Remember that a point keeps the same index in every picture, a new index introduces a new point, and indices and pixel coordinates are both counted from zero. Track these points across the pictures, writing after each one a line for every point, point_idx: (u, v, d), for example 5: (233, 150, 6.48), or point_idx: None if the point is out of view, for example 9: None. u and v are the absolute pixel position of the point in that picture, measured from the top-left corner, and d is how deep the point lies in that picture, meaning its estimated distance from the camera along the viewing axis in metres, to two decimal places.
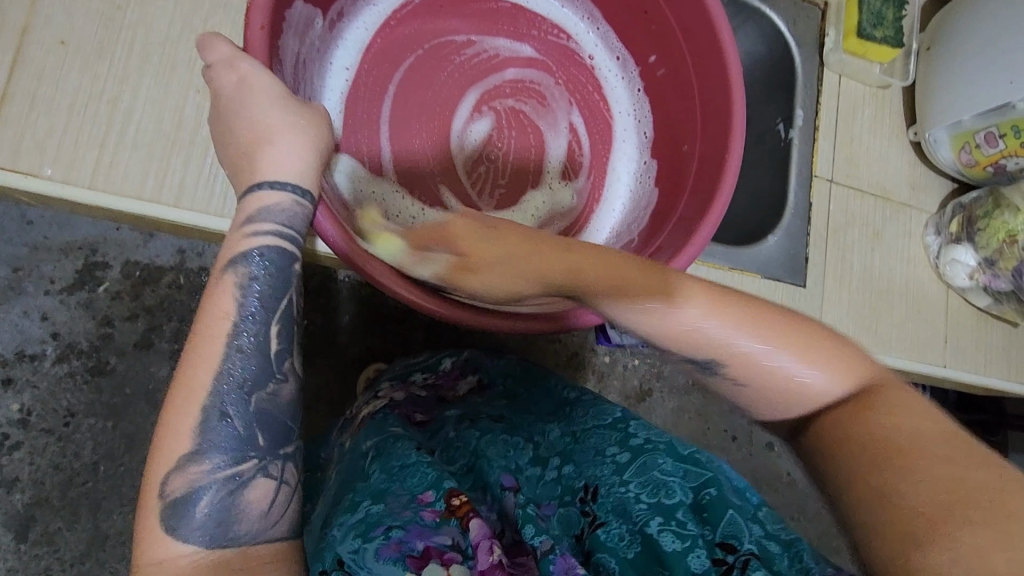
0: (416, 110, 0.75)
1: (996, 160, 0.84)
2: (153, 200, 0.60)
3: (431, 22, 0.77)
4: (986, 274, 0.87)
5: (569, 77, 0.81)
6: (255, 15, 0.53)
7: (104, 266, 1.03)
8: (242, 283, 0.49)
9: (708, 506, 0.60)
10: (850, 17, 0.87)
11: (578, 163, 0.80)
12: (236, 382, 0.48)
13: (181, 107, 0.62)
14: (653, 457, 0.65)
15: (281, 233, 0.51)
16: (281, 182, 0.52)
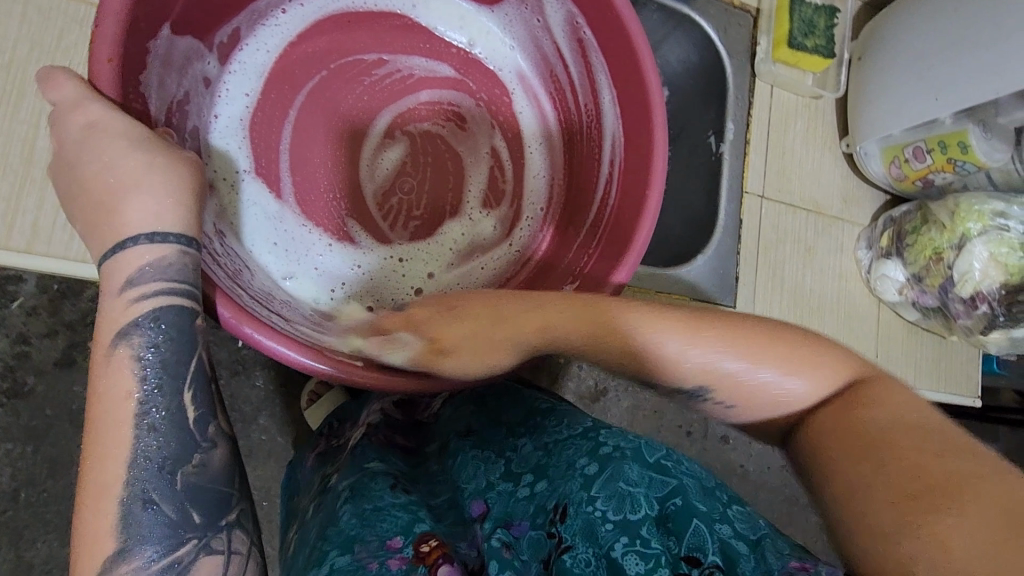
0: (318, 138, 0.64)
1: (924, 175, 0.84)
2: (2, 246, 0.55)
3: (338, 38, 0.66)
4: (915, 290, 0.86)
5: (491, 99, 0.70)
6: (100, 43, 0.43)
7: (16, 277, 0.79)
8: (144, 355, 0.41)
9: (673, 518, 0.45)
10: (780, 27, 0.84)
11: (501, 190, 0.70)
12: (155, 463, 0.40)
13: (31, 138, 0.55)
14: (620, 466, 0.49)
15: (173, 291, 0.42)
16: (162, 233, 0.43)
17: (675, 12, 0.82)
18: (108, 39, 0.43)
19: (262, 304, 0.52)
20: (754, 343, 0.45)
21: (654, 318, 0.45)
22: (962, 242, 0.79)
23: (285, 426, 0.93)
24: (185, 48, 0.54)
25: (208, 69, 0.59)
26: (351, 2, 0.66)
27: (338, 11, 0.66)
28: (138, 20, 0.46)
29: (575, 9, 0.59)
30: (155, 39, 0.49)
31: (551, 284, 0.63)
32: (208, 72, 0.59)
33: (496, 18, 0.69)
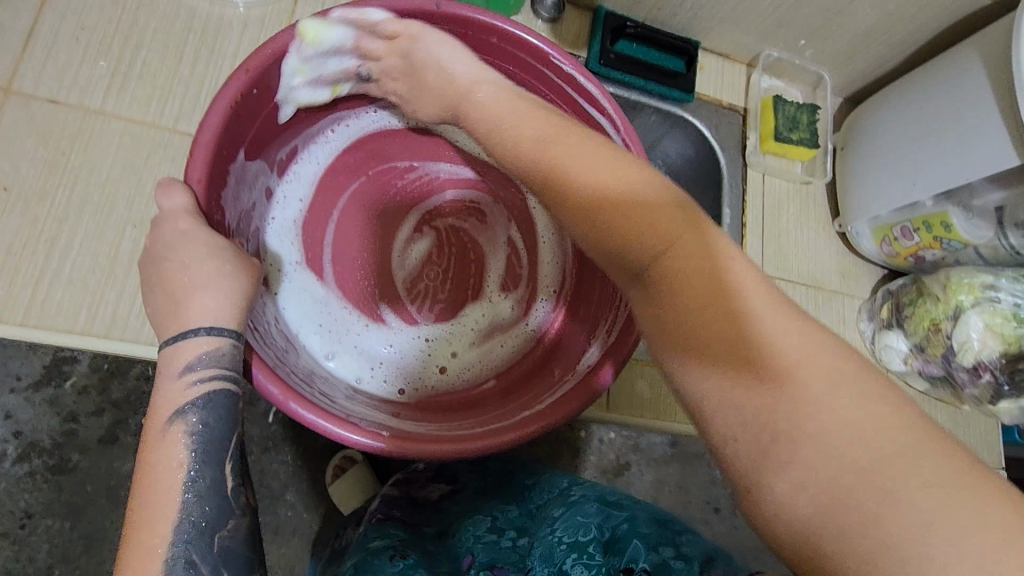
0: (357, 234, 0.74)
1: (915, 251, 0.89)
2: (85, 332, 0.63)
3: (375, 150, 0.76)
4: (919, 359, 0.89)
5: (508, 197, 0.80)
6: (193, 167, 0.54)
7: None
8: (193, 433, 0.46)
9: (619, 539, 0.55)
10: (767, 123, 0.94)
11: (517, 275, 0.78)
12: (197, 529, 0.44)
13: (118, 241, 0.65)
14: (579, 505, 0.61)
15: (226, 378, 0.48)
16: (218, 327, 0.49)
17: (669, 115, 0.93)
18: (198, 165, 0.54)
19: (298, 377, 0.59)
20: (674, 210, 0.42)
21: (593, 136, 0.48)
22: (957, 314, 0.82)
23: (315, 500, 0.97)
24: (254, 168, 0.65)
25: (269, 182, 0.69)
26: (389, 121, 0.76)
27: (378, 129, 0.76)
28: (219, 149, 0.56)
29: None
30: (232, 161, 0.60)
31: (562, 365, 0.68)
32: (270, 185, 0.70)
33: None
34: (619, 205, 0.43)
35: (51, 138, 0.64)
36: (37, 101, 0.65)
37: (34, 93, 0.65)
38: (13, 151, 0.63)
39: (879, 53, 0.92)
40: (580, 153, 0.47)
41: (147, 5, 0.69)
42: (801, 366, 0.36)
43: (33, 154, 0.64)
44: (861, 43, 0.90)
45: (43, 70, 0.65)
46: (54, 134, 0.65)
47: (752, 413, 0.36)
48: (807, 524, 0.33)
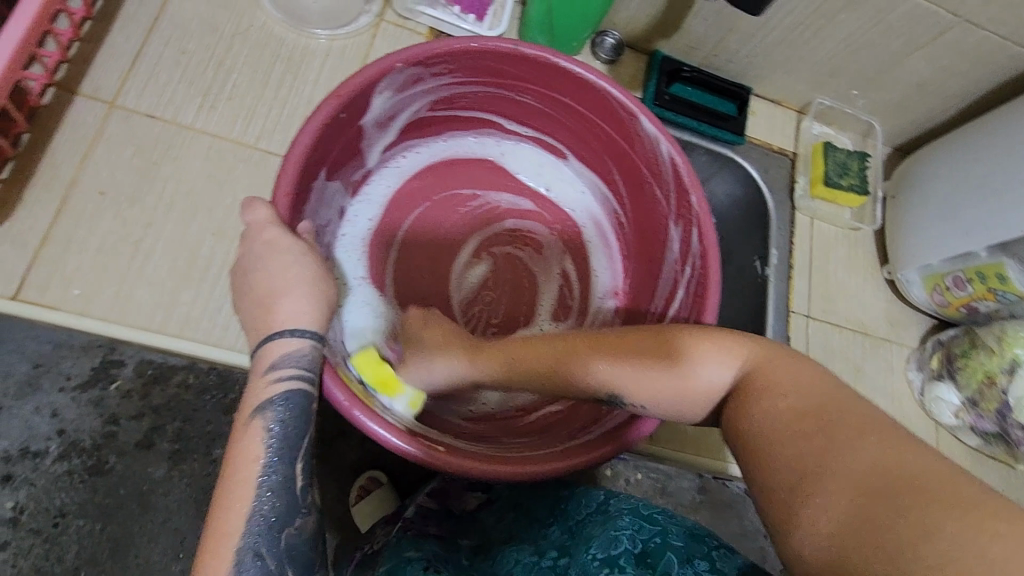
0: (419, 255, 0.77)
1: (967, 302, 0.88)
2: (160, 330, 0.66)
3: (442, 176, 0.80)
4: (971, 413, 0.87)
5: (563, 229, 0.82)
6: (283, 181, 0.58)
7: (118, 363, 0.94)
8: (271, 429, 0.48)
9: (652, 552, 0.55)
10: (816, 168, 0.96)
11: (569, 305, 0.80)
12: (267, 521, 0.46)
13: (196, 247, 0.69)
14: (614, 520, 0.62)
15: (304, 379, 0.51)
16: (301, 330, 0.52)
17: (719, 156, 0.94)
18: (288, 179, 0.57)
19: (362, 385, 0.62)
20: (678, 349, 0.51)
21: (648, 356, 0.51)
22: (1013, 367, 0.81)
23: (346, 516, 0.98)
24: (332, 187, 0.69)
25: (343, 201, 0.73)
26: (456, 150, 0.80)
27: (445, 156, 0.80)
28: (307, 165, 0.60)
29: (637, 162, 0.72)
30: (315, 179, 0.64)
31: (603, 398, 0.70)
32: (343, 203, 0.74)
33: (569, 165, 0.81)
34: (666, 379, 0.51)
35: (145, 149, 0.70)
36: (137, 115, 0.70)
37: (136, 107, 0.70)
38: (111, 159, 0.68)
39: (931, 106, 0.93)
40: (659, 360, 0.51)
41: (241, 34, 0.75)
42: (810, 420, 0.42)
43: (128, 163, 0.69)
44: (914, 96, 0.92)
45: (145, 87, 0.71)
46: (149, 146, 0.70)
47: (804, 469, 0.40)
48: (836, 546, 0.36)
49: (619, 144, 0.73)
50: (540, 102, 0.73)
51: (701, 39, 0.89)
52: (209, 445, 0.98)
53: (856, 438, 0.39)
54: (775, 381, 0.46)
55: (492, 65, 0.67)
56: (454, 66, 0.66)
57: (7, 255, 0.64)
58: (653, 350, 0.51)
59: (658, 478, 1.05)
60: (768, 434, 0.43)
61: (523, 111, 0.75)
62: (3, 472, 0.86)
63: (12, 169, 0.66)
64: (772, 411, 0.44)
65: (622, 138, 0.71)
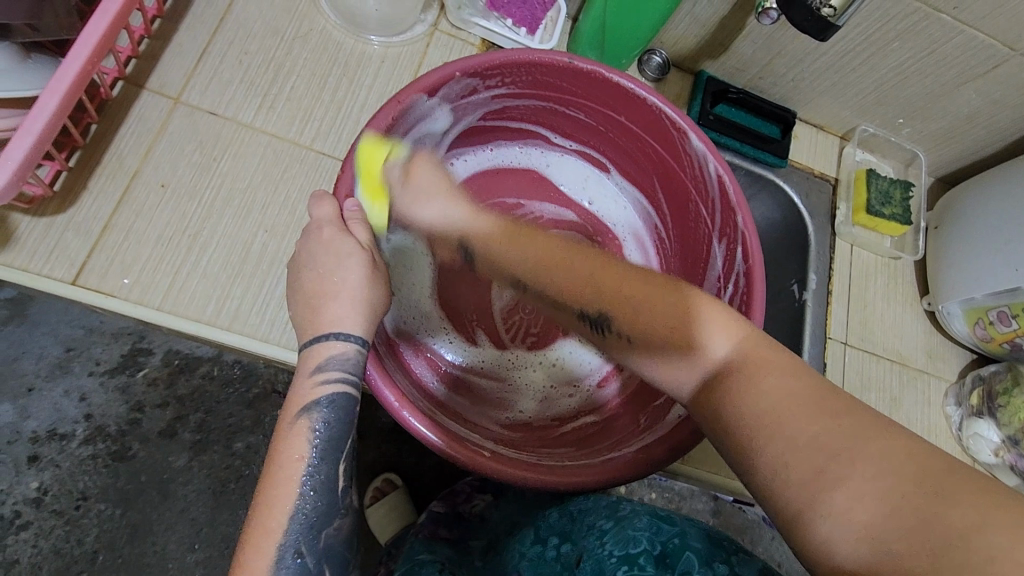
0: None
1: (1011, 338, 0.86)
2: (210, 322, 0.68)
3: (489, 184, 0.82)
4: (1011, 453, 0.86)
5: (604, 241, 0.84)
6: (343, 184, 0.61)
7: (147, 352, 0.98)
8: (317, 429, 0.49)
9: (671, 554, 0.54)
10: (859, 195, 0.95)
11: None
12: (308, 521, 0.46)
13: (249, 243, 0.70)
14: (630, 519, 0.59)
15: (349, 382, 0.51)
16: (345, 334, 0.52)
17: (760, 177, 0.94)
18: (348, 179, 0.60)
19: (405, 385, 0.63)
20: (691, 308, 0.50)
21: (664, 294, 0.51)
22: None
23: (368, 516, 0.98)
24: None
25: None
26: (502, 159, 0.83)
27: (492, 166, 0.82)
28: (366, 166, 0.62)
29: (683, 179, 0.73)
30: None
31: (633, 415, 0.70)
32: None
33: (613, 180, 0.83)
34: (661, 320, 0.49)
35: (205, 144, 0.72)
36: (199, 111, 0.72)
37: (198, 104, 0.72)
38: (172, 153, 0.71)
39: (980, 138, 0.92)
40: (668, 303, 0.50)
41: (302, 37, 0.77)
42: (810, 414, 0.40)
43: (188, 157, 0.71)
44: (963, 126, 0.91)
45: (208, 85, 0.73)
46: (209, 142, 0.72)
47: (811, 469, 0.38)
48: (868, 550, 0.35)
49: (667, 163, 0.73)
50: (590, 117, 0.74)
51: (748, 62, 0.89)
52: (233, 438, 0.99)
53: (863, 438, 0.38)
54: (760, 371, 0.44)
55: (548, 80, 0.68)
56: (511, 79, 0.68)
57: (70, 241, 0.66)
58: (657, 295, 0.51)
59: (672, 500, 1.04)
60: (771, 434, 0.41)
61: (572, 124, 0.77)
62: (32, 452, 0.94)
63: (79, 157, 0.68)
64: (765, 403, 0.42)
65: (669, 156, 0.72)
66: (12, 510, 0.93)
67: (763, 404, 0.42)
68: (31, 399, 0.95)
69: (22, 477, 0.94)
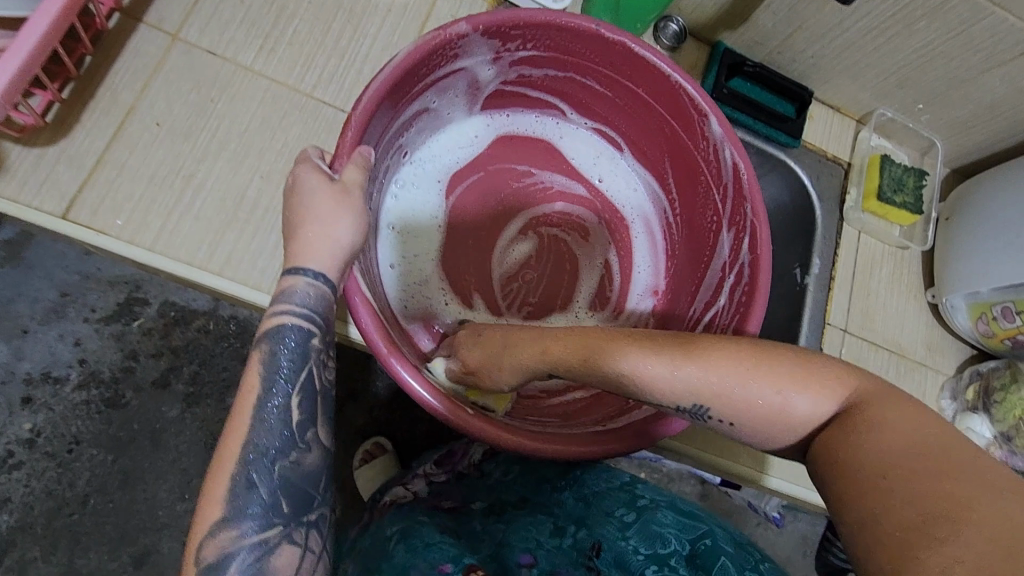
0: (469, 223, 0.78)
1: (1013, 334, 0.85)
2: (202, 266, 0.67)
3: (500, 149, 0.80)
4: (1003, 449, 0.88)
5: (612, 219, 0.82)
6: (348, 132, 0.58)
7: (143, 303, 0.98)
8: (268, 360, 0.49)
9: (702, 555, 0.58)
10: (871, 180, 0.92)
11: (607, 296, 0.80)
12: (262, 451, 0.46)
13: (244, 187, 0.69)
14: (654, 513, 0.64)
15: (307, 316, 0.51)
16: (299, 269, 0.53)
17: (770, 157, 0.92)
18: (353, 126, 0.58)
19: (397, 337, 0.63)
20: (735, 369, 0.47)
21: (691, 357, 0.48)
22: None
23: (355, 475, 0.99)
24: (391, 139, 0.69)
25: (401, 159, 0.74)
26: (516, 127, 0.81)
27: (506, 131, 0.80)
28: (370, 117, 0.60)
29: (698, 164, 0.71)
30: (373, 127, 0.63)
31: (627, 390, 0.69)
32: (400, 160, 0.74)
33: (626, 159, 0.81)
34: (731, 398, 0.46)
35: (204, 85, 0.70)
36: (199, 50, 0.70)
37: (197, 42, 0.70)
38: (169, 91, 0.69)
39: (1001, 127, 0.89)
40: (701, 367, 0.47)
41: None
42: (941, 463, 0.39)
43: (185, 97, 0.69)
44: (984, 115, 0.88)
45: (208, 23, 0.71)
46: (207, 82, 0.70)
47: (930, 500, 0.38)
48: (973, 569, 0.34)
49: (681, 141, 0.72)
50: (612, 89, 0.72)
51: (768, 34, 0.86)
52: (225, 393, 0.99)
53: (987, 490, 0.37)
54: (880, 421, 0.43)
55: (573, 46, 0.67)
56: (534, 43, 0.67)
57: (61, 173, 0.65)
58: (690, 356, 0.48)
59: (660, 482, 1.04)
60: (890, 482, 0.39)
61: (588, 95, 0.75)
62: (25, 393, 0.94)
63: (73, 88, 0.66)
64: (878, 450, 0.41)
65: (686, 136, 0.71)
66: (4, 450, 0.93)
67: (875, 450, 0.41)
68: (25, 340, 0.95)
69: (16, 417, 0.94)
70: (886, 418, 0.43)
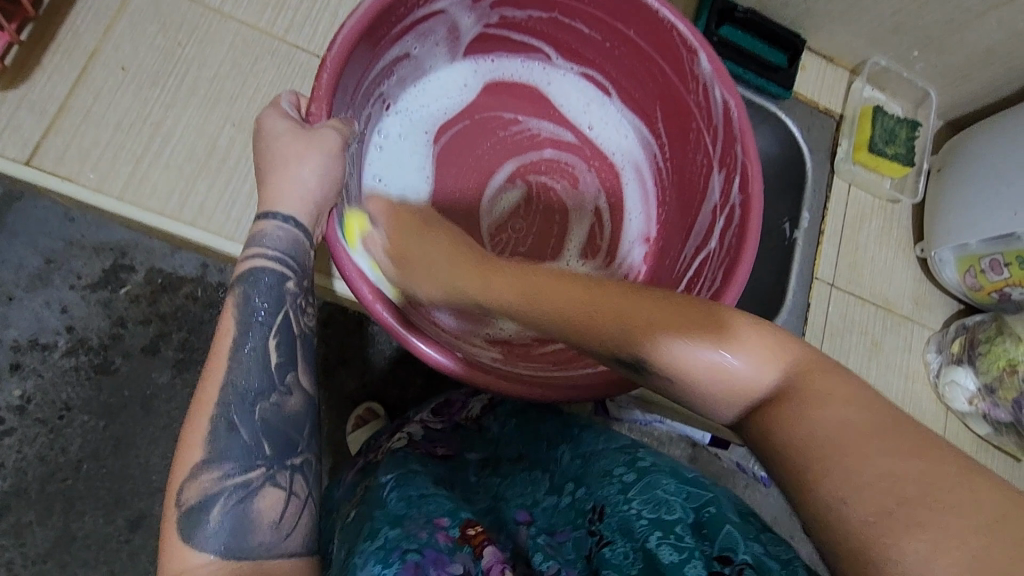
0: (454, 170, 0.76)
1: (1001, 287, 0.84)
2: (174, 217, 0.65)
3: (485, 95, 0.78)
4: (985, 401, 0.88)
5: (602, 166, 0.81)
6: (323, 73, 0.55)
7: (129, 270, 0.96)
8: (242, 305, 0.48)
9: (709, 524, 0.51)
10: (862, 132, 0.90)
11: (597, 244, 0.79)
12: (241, 392, 0.45)
13: (216, 135, 0.67)
14: (658, 476, 0.56)
15: (278, 259, 0.50)
16: (269, 213, 0.52)
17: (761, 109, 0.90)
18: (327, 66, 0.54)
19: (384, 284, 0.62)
20: (710, 331, 0.37)
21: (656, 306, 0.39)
22: None
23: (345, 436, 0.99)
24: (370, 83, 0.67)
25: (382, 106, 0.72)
26: (503, 72, 0.78)
27: (493, 77, 0.78)
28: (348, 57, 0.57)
29: (688, 105, 0.69)
30: (348, 70, 0.59)
31: None
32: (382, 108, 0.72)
33: (615, 104, 0.79)
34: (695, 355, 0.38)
35: (171, 29, 0.67)
36: None
37: None
38: (135, 34, 0.66)
39: (995, 77, 0.87)
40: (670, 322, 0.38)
41: None
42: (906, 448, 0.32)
43: (152, 41, 0.66)
44: (978, 63, 0.86)
45: None
46: (173, 25, 0.67)
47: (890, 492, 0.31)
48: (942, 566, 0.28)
49: (672, 83, 0.70)
50: (600, 30, 0.70)
51: None
52: None
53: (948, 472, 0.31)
54: (819, 393, 0.35)
55: None
56: None
57: (23, 119, 0.63)
58: (660, 307, 0.39)
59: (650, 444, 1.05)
60: (828, 470, 0.32)
61: (576, 39, 0.73)
62: (13, 360, 0.93)
63: (32, 32, 0.64)
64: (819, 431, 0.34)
65: (676, 76, 0.68)
66: None
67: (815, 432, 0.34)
68: (11, 307, 0.94)
69: (5, 384, 0.93)
70: (816, 395, 0.35)
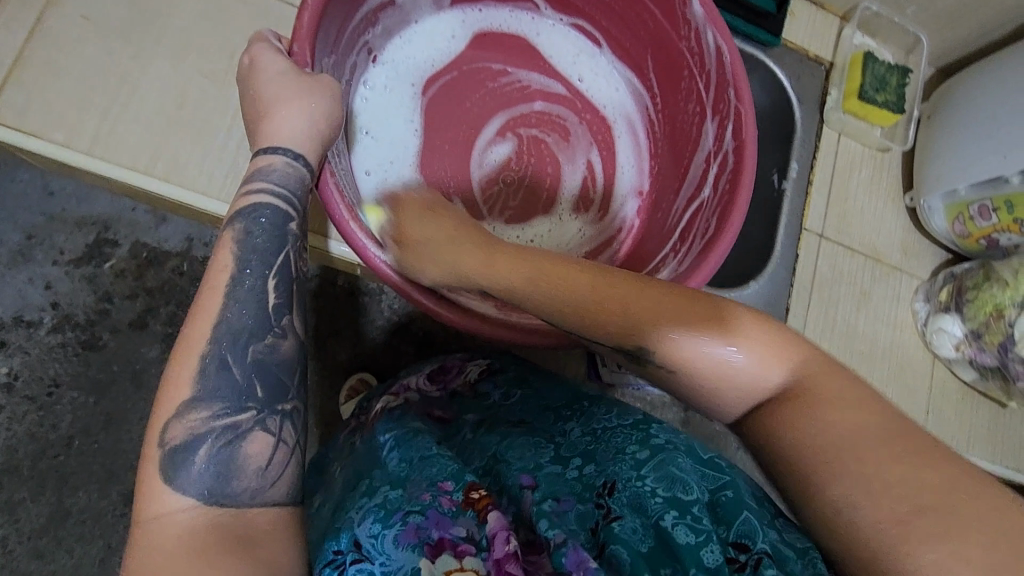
0: (442, 124, 0.74)
1: (989, 233, 0.84)
2: (144, 172, 0.63)
3: (472, 46, 0.76)
4: (971, 347, 0.87)
5: (593, 118, 0.79)
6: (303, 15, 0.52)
7: (113, 244, 0.94)
8: (239, 240, 0.47)
9: (723, 506, 0.48)
10: (853, 79, 0.89)
11: (590, 198, 0.78)
12: (234, 331, 0.44)
13: (187, 88, 0.65)
14: (674, 456, 0.53)
15: (281, 195, 0.49)
16: (273, 147, 0.51)
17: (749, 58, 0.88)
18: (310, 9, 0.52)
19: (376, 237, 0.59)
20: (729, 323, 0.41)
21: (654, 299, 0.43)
22: None
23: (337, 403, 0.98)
24: (353, 32, 0.64)
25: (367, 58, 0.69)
26: (491, 22, 0.76)
27: (480, 27, 0.76)
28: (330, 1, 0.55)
29: (678, 51, 0.67)
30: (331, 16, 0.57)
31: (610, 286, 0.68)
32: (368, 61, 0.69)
33: (605, 55, 0.77)
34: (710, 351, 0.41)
35: None
36: None
37: None
38: None
39: (985, 19, 0.86)
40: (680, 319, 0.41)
41: None
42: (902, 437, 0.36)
43: None
44: (968, 5, 0.84)
45: None
46: None
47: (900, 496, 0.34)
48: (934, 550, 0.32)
49: (663, 29, 0.67)
50: None
51: None
52: None
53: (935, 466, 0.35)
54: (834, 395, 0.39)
55: None
56: None
57: None
58: (667, 301, 0.42)
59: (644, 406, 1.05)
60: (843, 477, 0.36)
61: None
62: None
63: None
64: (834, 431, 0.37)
65: (667, 22, 0.66)
66: None
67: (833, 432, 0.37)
68: None
69: None
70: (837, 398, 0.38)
